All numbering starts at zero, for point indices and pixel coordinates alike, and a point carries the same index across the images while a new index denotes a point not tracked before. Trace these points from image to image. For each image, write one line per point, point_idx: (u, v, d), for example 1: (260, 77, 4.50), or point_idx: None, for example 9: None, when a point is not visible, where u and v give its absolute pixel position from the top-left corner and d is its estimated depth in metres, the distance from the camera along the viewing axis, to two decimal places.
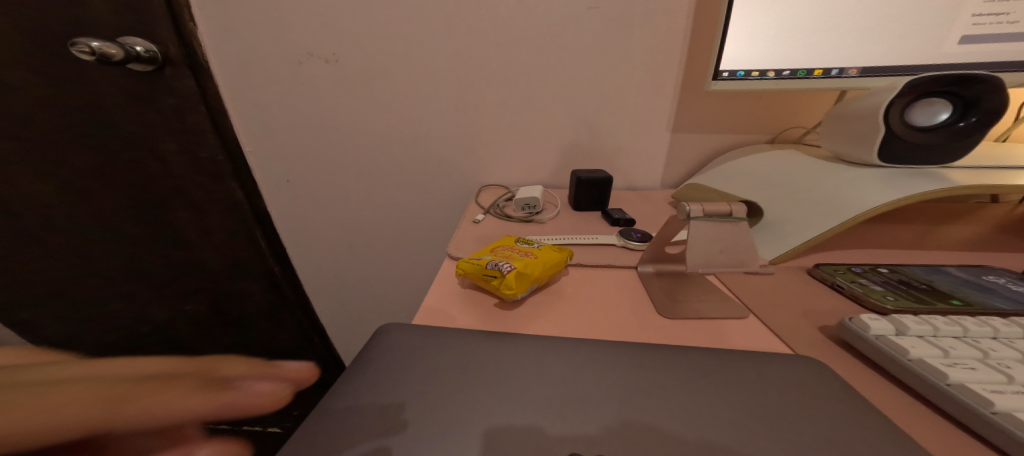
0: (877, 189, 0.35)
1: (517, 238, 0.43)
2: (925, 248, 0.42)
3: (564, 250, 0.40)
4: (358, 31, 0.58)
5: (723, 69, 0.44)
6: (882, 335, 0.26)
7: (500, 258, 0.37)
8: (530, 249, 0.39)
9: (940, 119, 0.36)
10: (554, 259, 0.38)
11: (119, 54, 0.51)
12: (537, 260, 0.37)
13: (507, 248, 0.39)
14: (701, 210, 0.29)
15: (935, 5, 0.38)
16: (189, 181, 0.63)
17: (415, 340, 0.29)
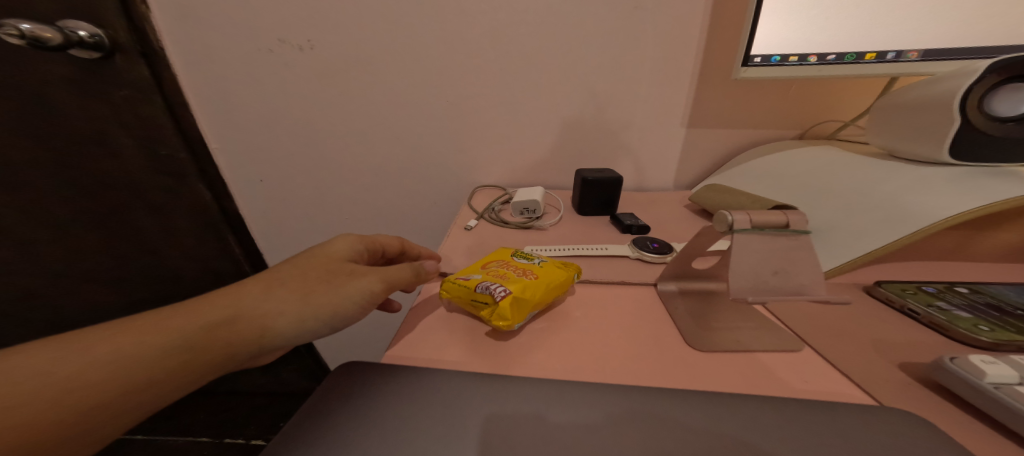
0: (952, 192, 0.29)
1: (515, 250, 0.37)
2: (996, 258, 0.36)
3: (571, 267, 0.34)
4: (334, 13, 0.51)
5: (755, 54, 0.40)
6: (1002, 384, 0.20)
7: (493, 277, 0.31)
8: (530, 267, 0.33)
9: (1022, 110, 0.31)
10: (559, 279, 0.31)
11: (56, 39, 0.43)
12: (538, 281, 0.30)
13: (502, 265, 0.33)
14: (748, 219, 0.22)
15: None
16: (150, 177, 0.57)
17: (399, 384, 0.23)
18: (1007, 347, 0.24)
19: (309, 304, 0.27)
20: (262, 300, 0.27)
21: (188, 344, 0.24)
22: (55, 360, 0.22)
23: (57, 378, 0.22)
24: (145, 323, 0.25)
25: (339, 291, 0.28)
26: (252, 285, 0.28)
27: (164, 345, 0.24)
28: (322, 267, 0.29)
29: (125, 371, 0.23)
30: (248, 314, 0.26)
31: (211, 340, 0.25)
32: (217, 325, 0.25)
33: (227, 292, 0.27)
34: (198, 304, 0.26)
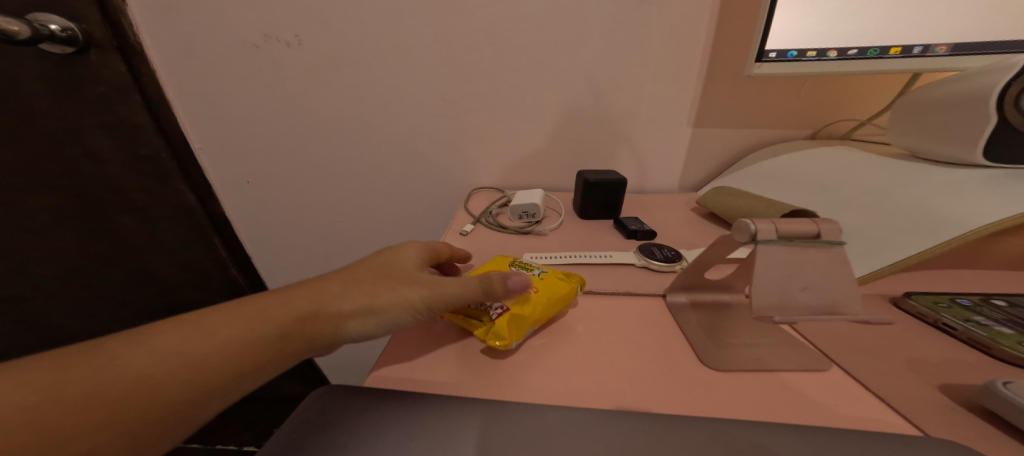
0: (985, 197, 0.27)
1: (512, 258, 0.34)
2: None
3: (574, 277, 0.31)
4: (323, 7, 0.48)
5: (770, 49, 0.39)
6: None
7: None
8: (529, 278, 0.30)
9: None
10: (561, 292, 0.29)
11: (24, 32, 0.40)
12: (539, 295, 0.28)
13: (499, 276, 0.30)
14: (774, 229, 0.20)
15: None
16: (131, 181, 0.54)
17: (380, 411, 0.22)
18: None
19: (384, 304, 0.25)
20: (334, 300, 0.25)
21: (270, 337, 0.23)
22: (148, 345, 0.21)
23: (151, 365, 0.21)
24: (233, 312, 0.24)
25: (414, 293, 0.26)
26: (332, 280, 0.27)
27: (249, 338, 0.23)
28: (398, 268, 0.28)
29: (214, 359, 0.22)
30: (326, 310, 0.25)
31: (292, 334, 0.24)
32: (298, 318, 0.24)
33: (309, 285, 0.26)
34: (282, 295, 0.25)
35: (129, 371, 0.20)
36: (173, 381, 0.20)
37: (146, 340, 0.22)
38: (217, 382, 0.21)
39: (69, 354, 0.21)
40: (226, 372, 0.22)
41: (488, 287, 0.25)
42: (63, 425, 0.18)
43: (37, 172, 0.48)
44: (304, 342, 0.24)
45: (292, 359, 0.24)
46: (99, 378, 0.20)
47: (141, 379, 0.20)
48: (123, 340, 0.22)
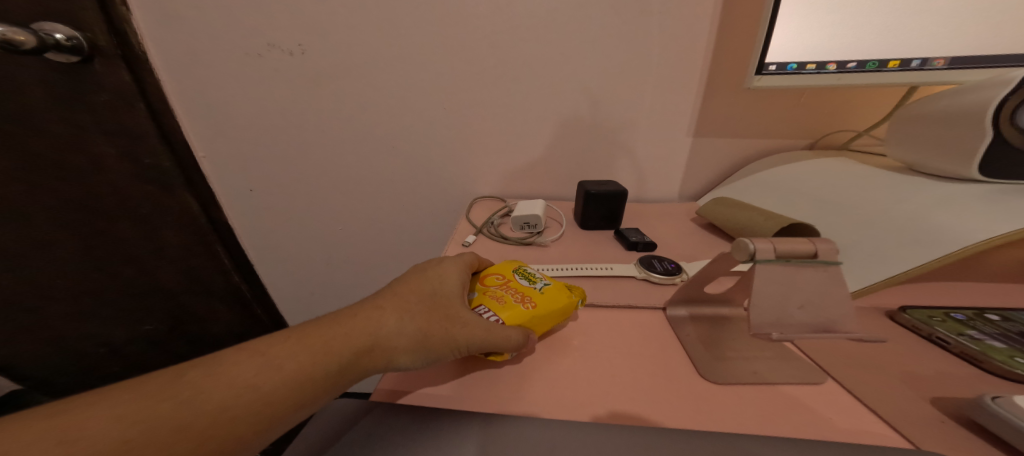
0: (980, 213, 0.28)
1: (520, 263, 0.34)
2: None
3: (576, 293, 0.31)
4: (326, 18, 0.49)
5: (769, 62, 0.39)
6: None
7: (489, 301, 0.29)
8: (530, 290, 0.30)
9: None
10: (561, 309, 0.29)
11: (29, 42, 0.41)
12: (535, 311, 0.28)
13: (501, 285, 0.31)
14: (771, 249, 0.21)
15: None
16: (137, 189, 0.54)
17: (393, 424, 0.22)
18: None
19: (432, 343, 0.26)
20: (390, 336, 0.26)
21: (325, 376, 0.24)
22: (223, 380, 0.22)
23: (224, 403, 0.22)
24: (294, 346, 0.25)
25: (459, 333, 0.26)
26: (384, 312, 0.27)
27: (310, 375, 0.24)
28: (445, 301, 0.28)
29: (276, 397, 0.23)
30: (377, 347, 0.25)
31: (346, 370, 0.25)
32: (351, 356, 0.25)
33: (360, 315, 0.27)
34: (336, 328, 0.26)
35: (203, 409, 0.21)
36: (244, 421, 0.22)
37: (220, 373, 0.23)
38: (278, 420, 0.22)
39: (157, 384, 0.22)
40: (289, 410, 0.23)
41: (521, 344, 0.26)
42: None
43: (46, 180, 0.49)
44: (356, 377, 0.25)
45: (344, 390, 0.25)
46: (181, 415, 0.21)
47: (216, 415, 0.21)
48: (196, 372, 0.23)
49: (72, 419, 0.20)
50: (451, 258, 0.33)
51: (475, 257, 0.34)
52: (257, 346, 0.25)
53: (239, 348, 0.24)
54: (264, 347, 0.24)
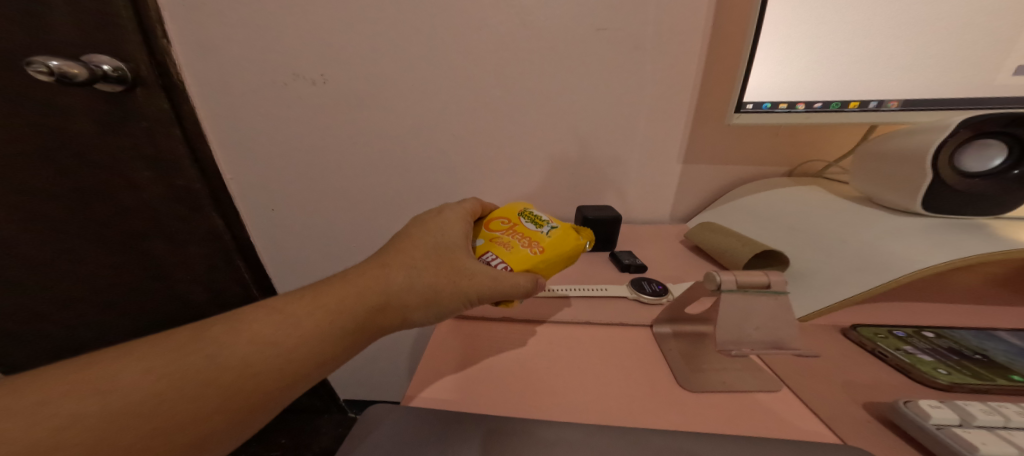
0: (918, 245, 0.33)
1: (528, 208, 0.40)
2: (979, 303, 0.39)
3: (577, 239, 0.37)
4: (348, 53, 0.54)
5: (747, 101, 0.44)
6: (944, 426, 0.22)
7: (497, 247, 0.36)
8: (536, 236, 0.36)
9: (994, 164, 0.34)
10: (564, 252, 0.36)
11: (82, 74, 0.47)
12: (540, 258, 0.35)
13: (510, 233, 0.37)
14: (733, 280, 0.25)
15: (986, 34, 0.37)
16: (167, 207, 0.60)
17: (418, 424, 0.26)
18: (960, 389, 0.26)
19: (435, 297, 0.33)
20: (397, 294, 0.33)
21: (342, 329, 0.31)
22: (254, 331, 0.29)
23: (255, 353, 0.29)
24: (313, 304, 0.31)
25: (462, 285, 0.33)
26: (390, 270, 0.34)
27: (328, 329, 0.30)
28: (442, 258, 0.34)
29: (298, 347, 0.29)
30: (388, 303, 0.32)
31: (363, 322, 0.32)
32: (366, 310, 0.32)
33: (369, 276, 0.33)
34: (347, 288, 0.32)
35: (239, 357, 0.28)
36: (276, 364, 0.29)
37: (249, 327, 0.29)
38: (300, 366, 0.29)
39: (189, 337, 0.29)
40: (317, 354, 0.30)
41: (530, 293, 0.33)
42: (199, 394, 0.27)
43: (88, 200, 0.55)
44: (373, 325, 0.32)
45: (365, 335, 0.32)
46: (219, 362, 0.28)
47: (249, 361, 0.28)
48: (232, 325, 0.30)
49: (140, 360, 0.27)
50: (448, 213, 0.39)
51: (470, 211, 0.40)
52: (278, 305, 0.31)
53: (261, 306, 0.31)
54: (283, 307, 0.31)
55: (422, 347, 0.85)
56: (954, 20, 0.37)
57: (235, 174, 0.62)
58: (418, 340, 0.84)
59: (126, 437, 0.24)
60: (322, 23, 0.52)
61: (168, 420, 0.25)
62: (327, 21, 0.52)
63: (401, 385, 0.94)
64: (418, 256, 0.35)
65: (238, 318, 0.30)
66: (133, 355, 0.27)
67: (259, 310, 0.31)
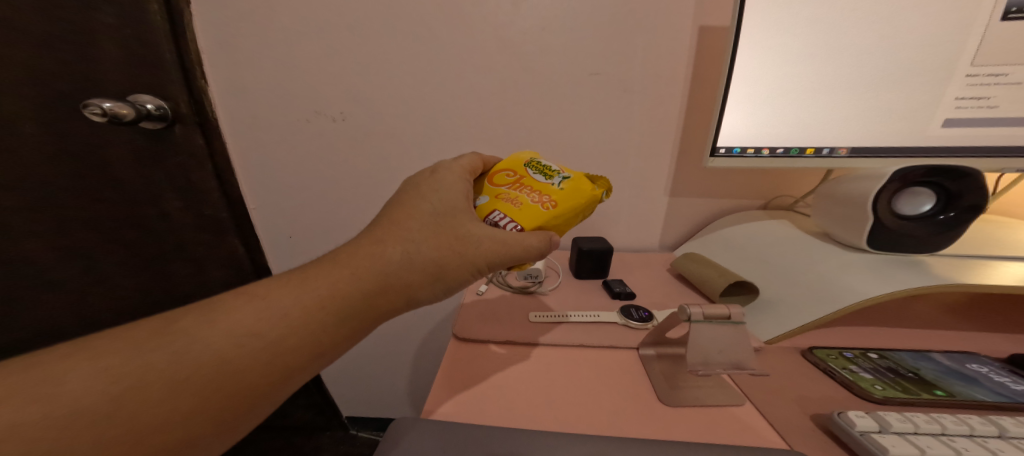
0: (863, 277, 0.41)
1: (534, 162, 0.44)
2: (921, 327, 0.47)
3: (585, 192, 0.41)
4: (370, 95, 0.63)
5: (720, 146, 0.52)
6: (867, 432, 0.27)
7: (505, 207, 0.40)
8: (544, 192, 0.41)
9: (924, 209, 0.43)
10: (570, 207, 0.41)
11: (130, 114, 0.53)
12: (547, 214, 0.40)
13: (519, 191, 0.41)
14: (701, 312, 0.31)
15: (908, 98, 0.47)
16: (191, 233, 0.65)
17: (438, 433, 0.30)
18: (891, 401, 0.33)
19: (444, 270, 0.37)
20: (399, 276, 0.36)
21: (337, 315, 0.34)
22: (231, 324, 0.32)
23: (234, 346, 0.31)
24: (300, 291, 0.34)
25: (468, 255, 0.38)
26: (389, 247, 0.37)
27: (315, 317, 0.33)
28: (443, 232, 0.38)
29: (281, 339, 0.32)
30: (390, 283, 0.36)
31: (366, 303, 0.35)
32: (365, 292, 0.35)
33: (367, 257, 0.36)
34: (341, 274, 0.35)
35: (217, 351, 0.31)
36: (256, 355, 0.31)
37: (226, 319, 0.32)
38: (284, 356, 0.32)
39: (162, 331, 0.31)
40: (314, 341, 0.33)
41: (542, 254, 0.39)
42: (175, 388, 0.29)
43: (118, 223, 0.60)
44: (376, 305, 0.36)
45: (368, 313, 0.35)
46: (193, 355, 0.30)
47: (227, 354, 0.31)
48: (206, 319, 0.32)
49: (108, 354, 0.29)
50: (442, 177, 0.42)
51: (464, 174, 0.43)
52: (255, 297, 0.33)
53: (235, 298, 0.33)
54: (263, 297, 0.33)
55: (424, 363, 0.90)
56: (880, 87, 0.47)
57: (258, 203, 0.68)
58: (420, 356, 0.89)
59: (94, 432, 0.26)
60: (353, 70, 0.61)
61: (138, 416, 0.28)
62: (357, 68, 0.61)
63: (403, 401, 0.97)
64: (417, 231, 0.38)
65: (211, 312, 0.32)
66: (88, 355, 0.29)
67: (232, 300, 0.33)
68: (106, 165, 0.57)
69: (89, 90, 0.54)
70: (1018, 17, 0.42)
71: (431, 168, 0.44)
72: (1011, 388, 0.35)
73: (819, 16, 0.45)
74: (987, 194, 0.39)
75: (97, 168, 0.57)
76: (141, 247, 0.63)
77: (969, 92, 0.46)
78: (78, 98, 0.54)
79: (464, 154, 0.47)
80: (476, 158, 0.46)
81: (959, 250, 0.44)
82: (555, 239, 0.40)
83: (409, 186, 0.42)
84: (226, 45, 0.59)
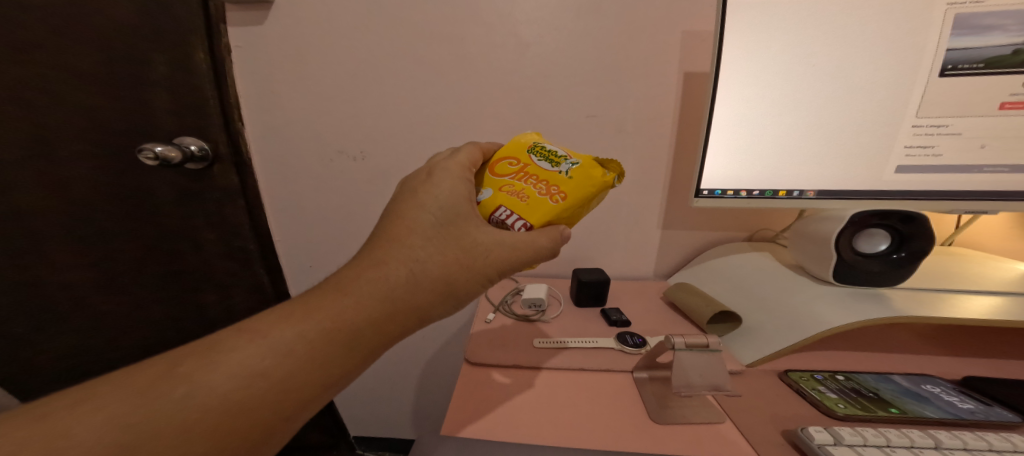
0: (829, 310, 0.47)
1: (535, 149, 0.44)
2: (889, 351, 0.52)
3: (595, 180, 0.42)
4: (390, 138, 0.69)
5: (703, 189, 0.59)
6: (824, 444, 0.33)
7: (511, 203, 0.42)
8: (550, 181, 0.42)
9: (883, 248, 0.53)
10: (580, 197, 0.42)
11: (177, 156, 0.62)
12: (554, 208, 0.41)
13: (524, 183, 0.42)
14: (683, 342, 0.38)
15: (862, 149, 0.54)
16: (219, 262, 0.72)
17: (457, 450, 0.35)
18: (852, 418, 0.38)
19: (453, 288, 0.40)
20: (405, 299, 0.39)
21: (345, 344, 0.37)
22: (236, 364, 0.35)
23: (241, 384, 0.34)
24: (305, 325, 0.37)
25: (475, 270, 0.40)
26: (391, 272, 0.39)
27: (325, 349, 0.36)
28: (446, 250, 0.40)
29: (291, 374, 0.35)
30: (397, 307, 0.38)
31: (378, 326, 0.38)
32: (374, 319, 0.38)
33: (370, 284, 0.39)
34: (346, 304, 0.38)
35: (226, 391, 0.34)
36: (266, 390, 0.34)
37: (232, 360, 0.35)
38: (297, 386, 0.35)
39: (167, 376, 0.34)
40: (322, 370, 0.36)
41: (554, 254, 0.42)
42: (187, 427, 0.32)
43: (163, 249, 0.70)
44: (387, 327, 0.39)
45: (381, 334, 0.38)
46: (201, 398, 0.33)
47: (235, 393, 0.34)
48: (209, 360, 0.35)
49: (114, 401, 0.32)
50: (438, 183, 0.42)
51: (460, 175, 0.43)
52: (257, 334, 0.36)
53: (239, 336, 0.36)
54: (266, 334, 0.36)
55: (429, 384, 0.94)
56: (837, 140, 0.54)
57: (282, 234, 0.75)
58: (426, 376, 0.93)
59: None
60: (375, 115, 0.68)
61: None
62: (379, 114, 0.68)
63: (407, 422, 1.00)
64: (419, 251, 0.39)
65: (214, 352, 0.35)
66: (94, 404, 0.32)
67: (236, 339, 0.36)
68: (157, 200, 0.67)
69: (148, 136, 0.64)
70: (953, 73, 0.49)
71: (426, 172, 0.44)
72: (959, 406, 0.40)
73: (781, 75, 0.53)
74: (932, 241, 0.49)
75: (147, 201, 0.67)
76: (176, 271, 0.72)
77: (916, 141, 0.53)
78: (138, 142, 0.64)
79: (464, 146, 0.47)
80: (472, 154, 0.46)
81: (906, 286, 0.53)
82: (566, 232, 0.42)
83: (406, 196, 0.43)
84: (264, 90, 0.67)
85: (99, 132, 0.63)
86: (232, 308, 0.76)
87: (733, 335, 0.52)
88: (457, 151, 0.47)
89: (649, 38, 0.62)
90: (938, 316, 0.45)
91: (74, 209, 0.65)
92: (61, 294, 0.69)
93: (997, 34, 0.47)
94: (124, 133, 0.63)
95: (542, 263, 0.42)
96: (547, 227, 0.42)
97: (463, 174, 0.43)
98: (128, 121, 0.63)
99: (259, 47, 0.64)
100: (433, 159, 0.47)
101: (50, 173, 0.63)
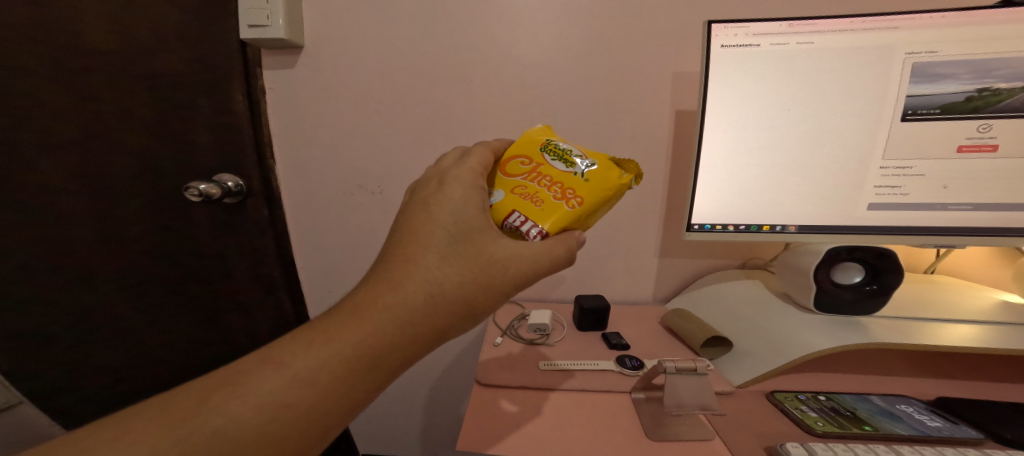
0: (810, 336, 0.51)
1: (548, 149, 0.48)
2: (874, 375, 0.57)
3: (615, 182, 0.45)
4: (407, 173, 0.76)
5: (694, 223, 0.65)
6: None
7: (525, 210, 0.44)
8: (566, 183, 0.45)
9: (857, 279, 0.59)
10: (596, 200, 0.45)
11: (217, 192, 0.71)
12: (570, 213, 0.44)
13: (538, 185, 0.45)
14: (673, 365, 0.43)
15: (839, 185, 0.59)
16: (244, 285, 0.81)
17: None
18: (828, 435, 0.42)
19: (473, 305, 0.41)
20: (425, 320, 0.39)
21: (370, 368, 0.37)
22: (264, 395, 0.34)
23: (271, 416, 0.34)
24: (327, 352, 0.36)
25: (493, 286, 0.41)
26: (410, 290, 0.39)
27: (350, 374, 0.36)
28: (464, 268, 0.40)
29: (320, 401, 0.35)
30: (418, 327, 0.38)
31: (399, 349, 0.38)
32: (396, 341, 0.38)
33: (389, 306, 0.38)
34: (366, 328, 0.37)
35: (255, 423, 0.33)
36: (297, 420, 0.34)
37: (260, 390, 0.35)
38: (326, 413, 0.36)
39: (195, 408, 0.34)
40: (346, 395, 0.36)
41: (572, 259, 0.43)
42: None
43: (196, 272, 0.78)
44: (410, 349, 0.39)
45: (403, 355, 0.39)
46: (232, 431, 0.33)
47: (266, 424, 0.34)
48: (236, 392, 0.34)
49: (145, 435, 0.32)
50: (450, 196, 0.42)
51: (473, 182, 0.43)
52: (280, 364, 0.36)
53: (264, 365, 0.36)
54: (289, 364, 0.36)
55: (437, 405, 0.97)
56: (814, 177, 0.60)
57: (305, 261, 0.81)
58: (434, 397, 0.96)
59: None
60: (394, 153, 0.75)
61: None
62: (397, 151, 0.75)
63: (413, 442, 1.03)
64: (437, 272, 0.39)
65: (241, 383, 0.35)
66: (123, 439, 0.32)
67: (261, 369, 0.36)
68: (193, 228, 0.75)
69: (190, 174, 0.73)
70: (915, 117, 0.56)
71: (437, 182, 0.44)
72: (929, 425, 0.45)
73: (761, 119, 0.59)
74: (900, 277, 0.56)
75: (184, 230, 0.75)
76: (204, 291, 0.80)
77: (884, 181, 0.58)
78: (180, 178, 0.72)
79: (473, 149, 0.48)
80: (483, 157, 0.47)
81: (880, 313, 0.58)
82: (579, 238, 0.44)
83: (417, 208, 0.43)
84: (293, 129, 0.73)
85: (147, 169, 0.71)
86: (253, 323, 0.85)
87: (725, 358, 0.56)
88: (467, 155, 0.47)
89: (641, 81, 0.70)
90: (910, 343, 0.50)
91: (119, 236, 0.73)
92: (101, 313, 0.76)
93: (952, 81, 0.54)
94: (170, 170, 0.72)
95: (558, 271, 0.43)
96: (561, 234, 0.44)
97: (474, 182, 0.43)
98: (173, 160, 0.71)
99: (291, 92, 0.71)
100: (440, 164, 0.47)
101: (102, 204, 0.71)
